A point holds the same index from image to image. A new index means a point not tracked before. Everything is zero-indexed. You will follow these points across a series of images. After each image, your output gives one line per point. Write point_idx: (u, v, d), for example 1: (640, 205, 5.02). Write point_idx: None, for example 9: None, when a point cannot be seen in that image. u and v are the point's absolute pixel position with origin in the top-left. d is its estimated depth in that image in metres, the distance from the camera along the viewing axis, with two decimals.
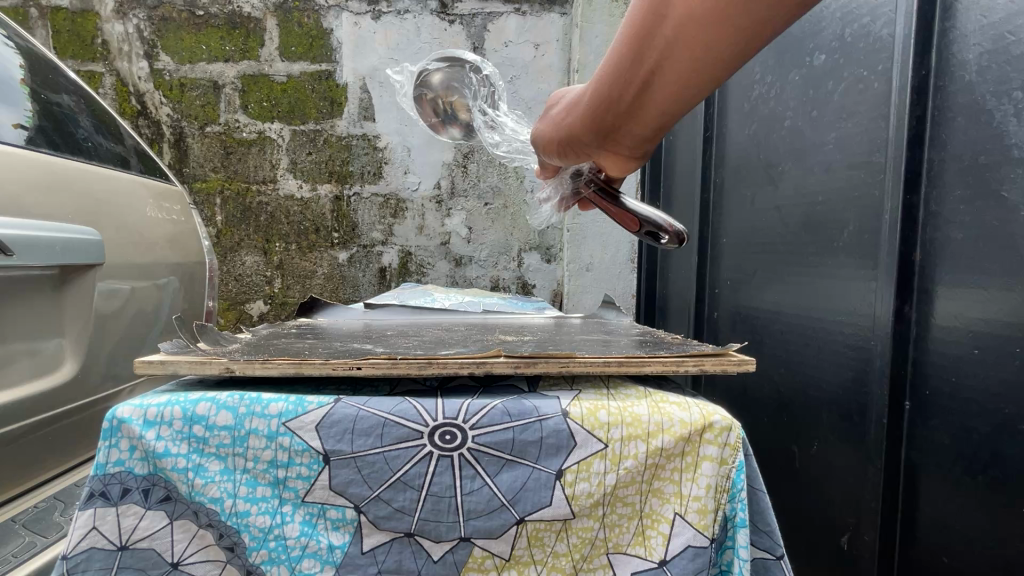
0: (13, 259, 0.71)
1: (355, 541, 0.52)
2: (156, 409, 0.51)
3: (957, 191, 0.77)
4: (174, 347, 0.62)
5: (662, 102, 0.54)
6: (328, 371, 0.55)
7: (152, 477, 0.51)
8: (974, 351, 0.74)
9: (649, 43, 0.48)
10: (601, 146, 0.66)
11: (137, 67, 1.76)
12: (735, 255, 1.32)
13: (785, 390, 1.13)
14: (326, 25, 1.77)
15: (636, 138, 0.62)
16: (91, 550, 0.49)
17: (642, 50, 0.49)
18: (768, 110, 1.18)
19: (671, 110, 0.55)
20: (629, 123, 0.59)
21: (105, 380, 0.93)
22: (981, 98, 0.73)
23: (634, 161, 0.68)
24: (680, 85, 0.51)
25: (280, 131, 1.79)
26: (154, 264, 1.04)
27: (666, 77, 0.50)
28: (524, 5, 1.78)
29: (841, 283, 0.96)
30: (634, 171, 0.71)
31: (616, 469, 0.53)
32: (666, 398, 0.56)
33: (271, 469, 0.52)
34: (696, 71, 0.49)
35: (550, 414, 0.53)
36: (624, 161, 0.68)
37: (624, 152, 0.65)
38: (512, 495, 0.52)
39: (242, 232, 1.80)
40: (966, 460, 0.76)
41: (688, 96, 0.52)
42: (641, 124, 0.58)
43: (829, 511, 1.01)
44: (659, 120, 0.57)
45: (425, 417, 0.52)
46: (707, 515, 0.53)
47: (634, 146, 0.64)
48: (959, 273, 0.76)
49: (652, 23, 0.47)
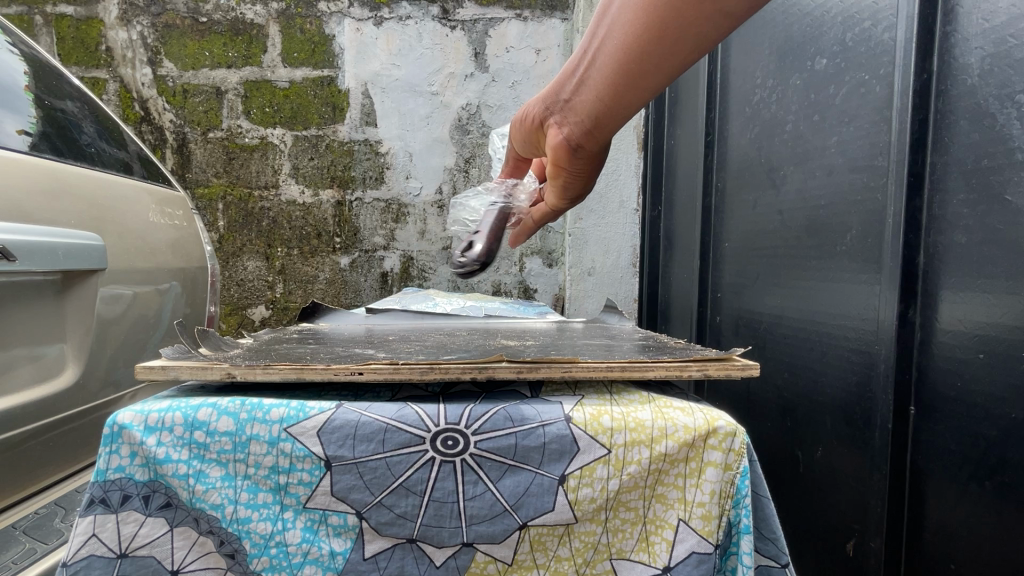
0: (16, 265, 0.72)
1: (357, 547, 0.52)
2: (157, 414, 0.51)
3: (960, 194, 0.76)
4: (175, 352, 0.62)
5: (598, 85, 0.60)
6: (330, 377, 0.55)
7: (152, 484, 0.51)
8: (980, 355, 0.74)
9: (602, 21, 0.56)
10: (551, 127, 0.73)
11: (140, 73, 1.77)
12: (737, 259, 1.32)
13: (789, 394, 1.12)
14: (328, 31, 1.78)
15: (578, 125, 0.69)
16: (90, 558, 0.48)
17: (596, 27, 0.57)
18: (769, 114, 1.18)
19: (602, 97, 0.61)
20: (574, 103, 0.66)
21: (107, 386, 0.93)
22: (983, 101, 0.73)
23: (570, 152, 0.73)
24: (611, 68, 0.57)
25: (282, 136, 1.80)
26: (156, 269, 1.04)
27: (602, 59, 0.57)
28: (525, 10, 1.79)
29: (844, 287, 0.96)
30: (570, 165, 0.76)
31: (618, 474, 0.52)
32: (670, 403, 0.56)
33: (272, 475, 0.51)
34: (623, 59, 0.55)
35: (553, 420, 0.53)
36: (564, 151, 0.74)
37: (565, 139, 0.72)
38: (515, 501, 0.52)
39: (244, 237, 1.81)
40: (973, 466, 0.75)
41: (619, 84, 0.58)
42: (581, 106, 0.65)
43: (834, 516, 1.01)
44: (594, 105, 0.63)
45: (427, 422, 0.52)
46: (711, 521, 0.53)
47: (572, 132, 0.70)
48: (964, 277, 0.76)
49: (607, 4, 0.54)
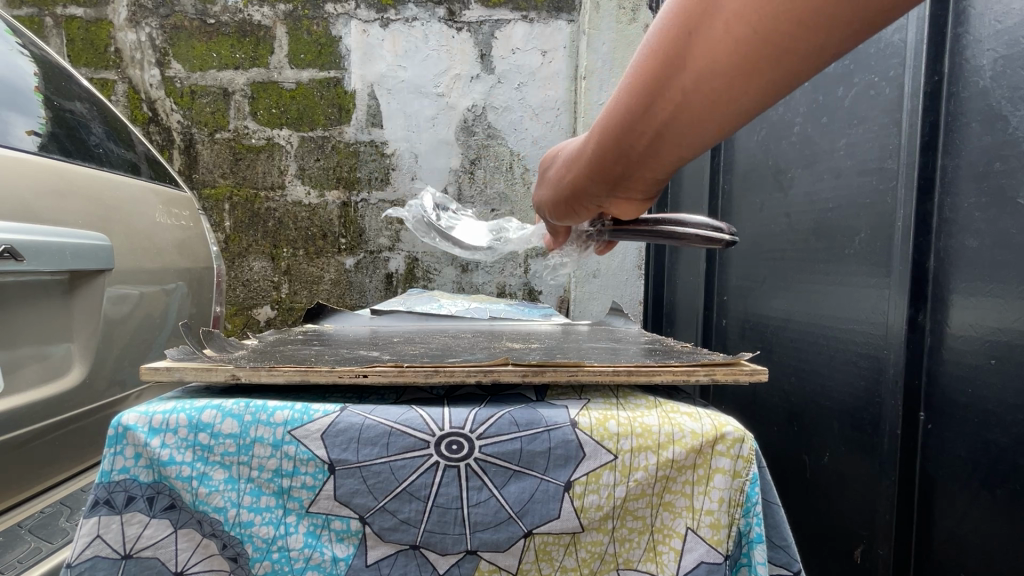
0: (24, 265, 0.72)
1: (359, 553, 0.51)
2: (162, 416, 0.51)
3: (972, 198, 0.75)
4: (180, 353, 0.62)
5: (673, 154, 0.49)
6: (334, 378, 0.55)
7: (157, 485, 0.51)
8: (991, 361, 0.72)
9: (661, 96, 0.43)
10: (612, 188, 0.59)
11: (149, 74, 1.79)
12: (744, 262, 1.31)
13: (796, 398, 1.11)
14: (335, 33, 1.79)
15: (653, 174, 0.55)
16: (95, 559, 0.48)
17: (653, 105, 0.44)
18: (776, 116, 1.17)
19: (682, 157, 0.50)
20: (645, 162, 0.52)
21: (112, 385, 0.93)
22: (996, 103, 0.71)
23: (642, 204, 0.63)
24: (696, 135, 0.45)
25: (288, 137, 1.81)
26: (163, 270, 1.04)
27: (679, 132, 0.45)
28: (531, 12, 1.79)
29: (853, 291, 0.95)
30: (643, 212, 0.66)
31: (625, 481, 0.52)
32: (677, 409, 0.56)
33: (275, 478, 0.51)
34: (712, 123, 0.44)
35: (559, 424, 0.52)
36: (637, 198, 0.61)
37: (638, 191, 0.59)
38: (520, 508, 0.51)
39: (250, 238, 1.81)
40: (983, 474, 0.74)
41: (703, 142, 0.47)
42: (661, 159, 0.50)
43: (841, 523, 1.00)
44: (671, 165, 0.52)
45: (431, 426, 0.51)
46: (720, 529, 0.52)
47: (644, 192, 0.59)
48: (975, 281, 0.75)
49: (666, 74, 0.41)
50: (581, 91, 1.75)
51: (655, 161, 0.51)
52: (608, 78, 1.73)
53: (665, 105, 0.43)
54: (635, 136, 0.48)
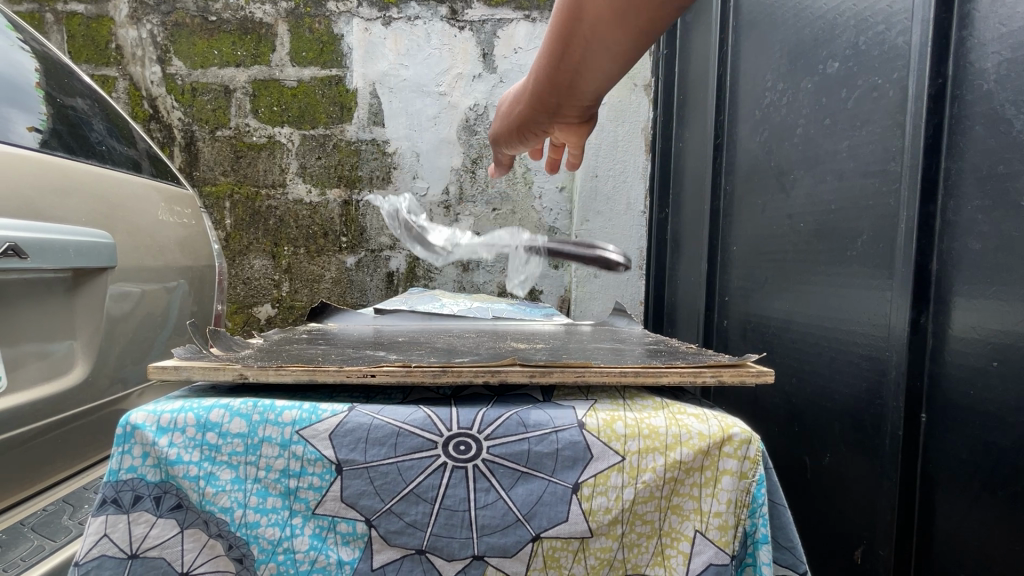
0: (28, 262, 0.72)
1: (365, 557, 0.51)
2: (170, 415, 0.51)
3: (975, 201, 0.75)
4: (186, 352, 0.62)
5: (594, 83, 0.51)
6: (342, 379, 0.55)
7: (164, 485, 0.51)
8: (993, 363, 0.73)
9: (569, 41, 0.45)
10: (552, 117, 0.61)
11: (150, 71, 1.78)
12: (745, 263, 1.31)
13: (797, 399, 1.12)
14: (336, 31, 1.79)
15: (584, 104, 0.57)
16: (102, 558, 0.48)
17: (564, 48, 0.46)
18: (779, 118, 1.17)
19: (603, 86, 0.52)
20: (570, 93, 0.54)
21: (114, 383, 0.93)
22: (999, 106, 0.72)
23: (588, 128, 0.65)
24: (609, 69, 0.48)
25: (290, 135, 1.80)
26: (165, 268, 1.04)
27: (592, 67, 0.48)
28: (533, 11, 1.79)
29: (855, 292, 0.95)
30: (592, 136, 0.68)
31: (633, 483, 0.52)
32: (684, 410, 0.56)
33: (282, 479, 0.51)
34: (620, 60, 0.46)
35: (566, 426, 0.53)
36: (580, 124, 0.63)
37: (577, 117, 0.61)
38: (528, 510, 0.52)
39: (251, 236, 1.81)
40: (985, 476, 0.74)
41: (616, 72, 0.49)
42: (584, 92, 0.53)
43: (843, 525, 1.00)
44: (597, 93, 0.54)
45: (440, 426, 0.52)
46: (728, 531, 0.52)
47: (584, 116, 0.61)
48: (977, 284, 0.75)
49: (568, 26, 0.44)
50: None
51: (581, 90, 0.53)
52: None
53: (575, 51, 0.46)
54: (558, 72, 0.50)
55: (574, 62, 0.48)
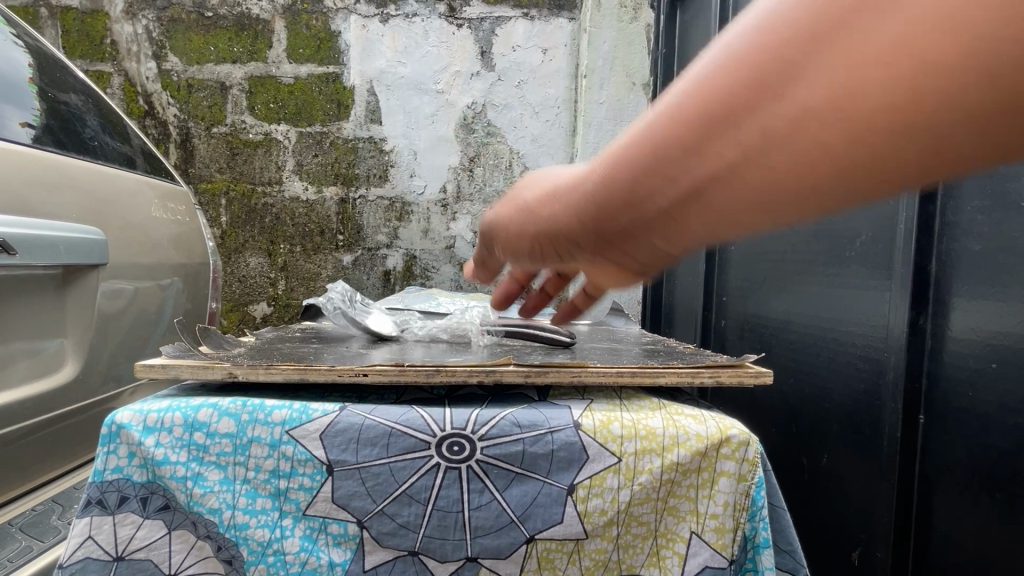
0: (16, 259, 0.71)
1: (357, 558, 0.50)
2: (156, 414, 0.50)
3: (975, 201, 0.75)
4: (175, 350, 0.61)
5: (704, 212, 0.26)
6: (334, 378, 0.54)
7: (151, 485, 0.50)
8: (992, 365, 0.72)
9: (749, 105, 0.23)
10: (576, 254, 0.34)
11: (145, 67, 1.77)
12: (744, 263, 1.30)
13: (795, 400, 1.11)
14: (334, 28, 1.77)
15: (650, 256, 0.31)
16: (86, 560, 0.47)
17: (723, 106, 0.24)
18: None
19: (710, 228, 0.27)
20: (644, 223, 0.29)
21: (106, 381, 0.92)
22: None
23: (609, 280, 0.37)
24: (762, 179, 0.24)
25: (286, 132, 1.79)
26: (158, 265, 1.03)
27: (739, 167, 0.24)
28: (532, 9, 1.78)
29: (854, 293, 0.94)
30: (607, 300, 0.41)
31: (630, 485, 0.51)
32: (681, 410, 0.56)
33: (272, 479, 0.50)
34: (805, 170, 0.23)
35: (561, 426, 0.52)
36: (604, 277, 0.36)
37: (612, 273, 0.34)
38: (522, 512, 0.51)
39: (247, 234, 1.80)
40: (985, 478, 0.73)
41: (759, 199, 0.25)
42: (666, 233, 0.29)
43: (841, 527, 0.99)
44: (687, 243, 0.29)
45: (433, 427, 0.51)
46: (726, 534, 0.52)
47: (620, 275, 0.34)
48: (977, 285, 0.74)
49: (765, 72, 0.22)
50: (581, 90, 1.75)
51: (663, 225, 0.28)
52: (608, 76, 1.72)
53: (759, 141, 0.23)
54: (658, 156, 0.26)
55: (723, 158, 0.24)
